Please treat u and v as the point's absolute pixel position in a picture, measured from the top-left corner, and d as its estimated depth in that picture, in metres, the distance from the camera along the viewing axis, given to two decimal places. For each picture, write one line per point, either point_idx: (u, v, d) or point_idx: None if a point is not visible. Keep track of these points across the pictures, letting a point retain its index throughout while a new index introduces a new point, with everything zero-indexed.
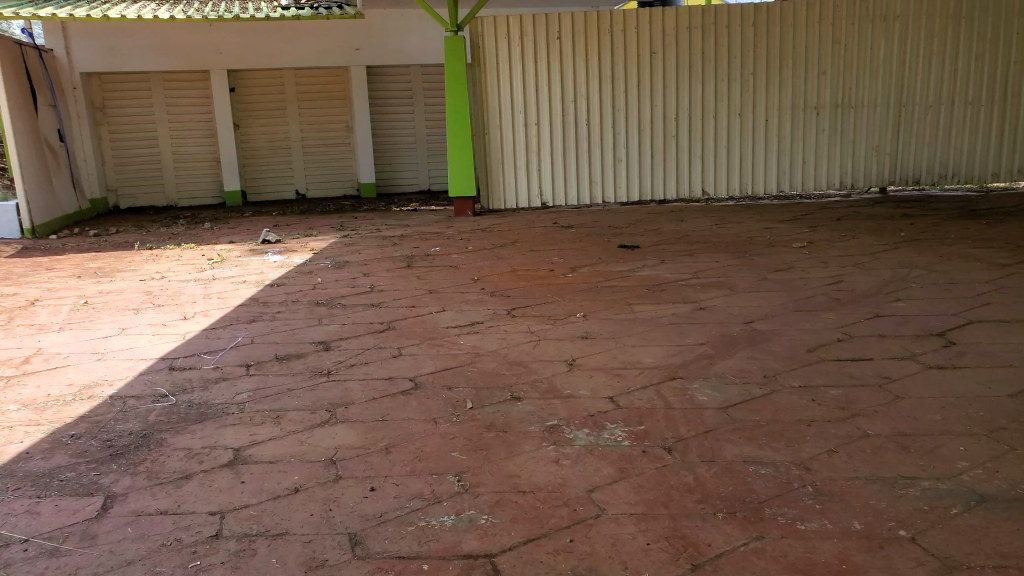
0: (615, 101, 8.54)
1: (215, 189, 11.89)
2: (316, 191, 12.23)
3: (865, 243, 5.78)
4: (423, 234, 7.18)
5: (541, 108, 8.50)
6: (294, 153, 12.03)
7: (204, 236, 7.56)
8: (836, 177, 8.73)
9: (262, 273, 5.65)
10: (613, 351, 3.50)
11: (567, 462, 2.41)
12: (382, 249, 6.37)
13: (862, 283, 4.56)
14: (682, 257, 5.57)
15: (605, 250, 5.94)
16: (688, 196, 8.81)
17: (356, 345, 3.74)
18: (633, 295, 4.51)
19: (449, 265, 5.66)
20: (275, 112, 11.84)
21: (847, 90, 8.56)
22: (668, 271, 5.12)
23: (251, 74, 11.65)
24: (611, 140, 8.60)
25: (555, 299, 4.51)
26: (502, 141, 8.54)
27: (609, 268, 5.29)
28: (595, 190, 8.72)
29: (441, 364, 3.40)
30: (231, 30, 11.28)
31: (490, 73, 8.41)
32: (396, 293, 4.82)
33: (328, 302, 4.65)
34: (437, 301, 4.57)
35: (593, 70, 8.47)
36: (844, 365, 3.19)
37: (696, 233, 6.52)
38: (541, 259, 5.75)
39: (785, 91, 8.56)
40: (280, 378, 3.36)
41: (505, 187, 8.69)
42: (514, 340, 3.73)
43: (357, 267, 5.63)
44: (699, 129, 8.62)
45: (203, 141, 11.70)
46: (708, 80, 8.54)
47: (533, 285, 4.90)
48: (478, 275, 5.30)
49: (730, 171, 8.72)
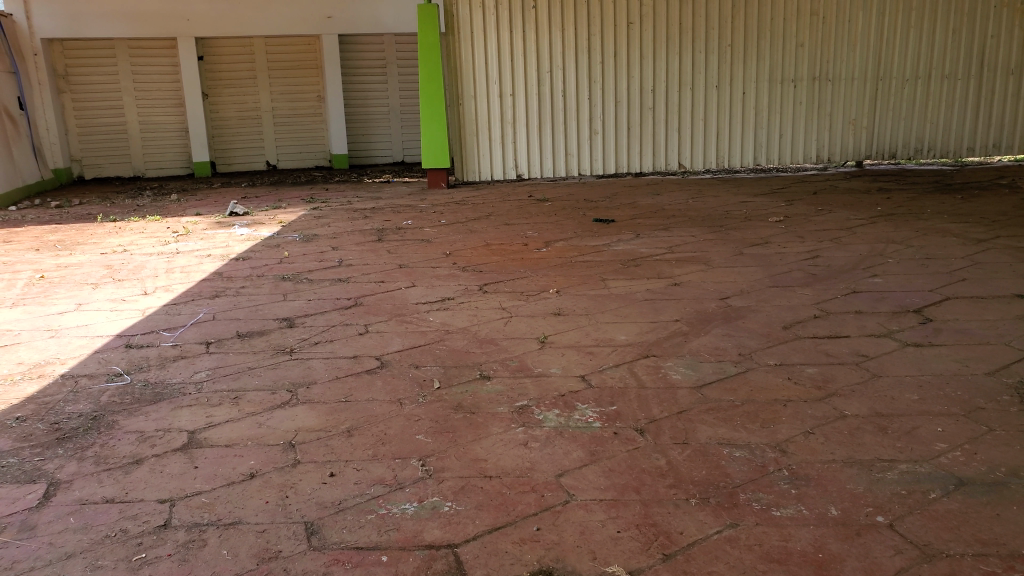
0: (591, 72, 8.38)
1: (184, 159, 11.59)
2: (288, 162, 11.97)
3: (842, 217, 5.74)
4: (396, 206, 7.02)
5: (517, 78, 8.32)
6: (265, 123, 11.74)
7: (169, 207, 7.33)
8: (813, 150, 8.67)
9: (228, 246, 5.48)
10: (587, 328, 3.41)
11: (536, 445, 2.32)
12: (353, 223, 6.21)
13: (838, 258, 4.51)
14: (658, 231, 5.48)
15: (580, 225, 5.83)
16: (664, 169, 8.71)
17: (322, 322, 3.62)
18: (608, 270, 4.42)
19: (421, 239, 5.52)
20: (245, 81, 11.53)
21: (825, 63, 8.48)
22: (643, 245, 5.03)
23: (220, 41, 11.31)
24: (588, 111, 8.46)
25: (529, 274, 4.40)
26: (477, 112, 8.37)
27: (584, 243, 5.18)
28: (571, 163, 8.59)
29: (409, 342, 3.29)
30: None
31: (465, 42, 8.20)
32: (365, 268, 4.69)
33: (294, 277, 4.50)
34: (407, 276, 4.45)
35: (569, 40, 8.30)
36: (821, 343, 3.13)
37: (673, 207, 6.44)
38: (515, 233, 5.63)
39: (763, 63, 8.45)
40: (241, 357, 3.22)
41: (480, 159, 8.53)
42: (485, 316, 3.63)
43: (326, 241, 5.49)
44: (676, 101, 8.49)
45: (170, 110, 11.38)
46: (685, 51, 8.40)
47: (506, 259, 4.78)
48: (451, 249, 5.18)
49: (707, 144, 8.62)
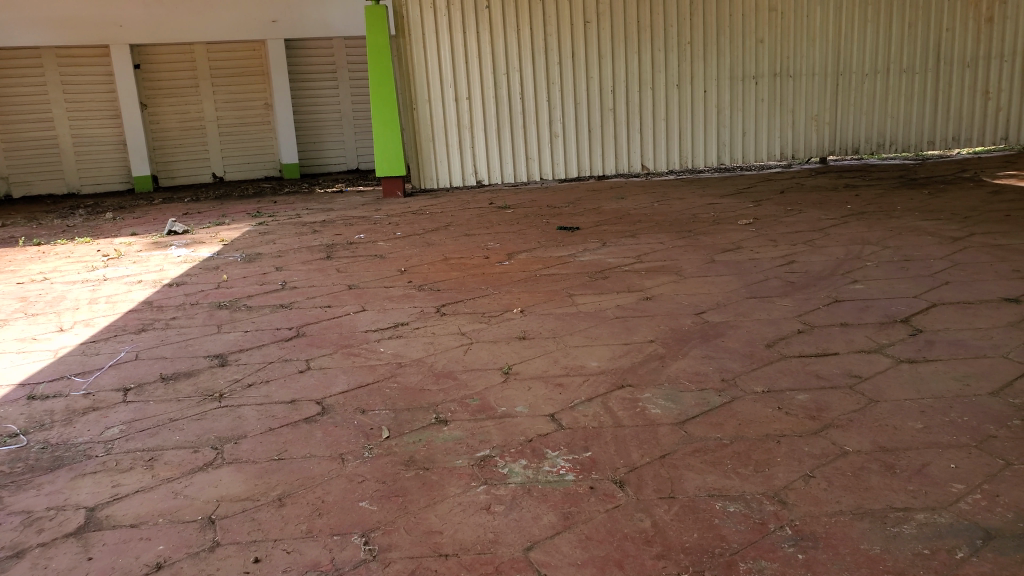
0: (548, 73, 8.08)
1: (123, 174, 11.02)
2: (235, 174, 11.47)
3: (813, 217, 5.52)
4: (348, 218, 6.64)
5: (472, 81, 8.00)
6: (209, 133, 11.22)
7: (103, 228, 6.84)
8: (777, 148, 8.49)
9: (162, 270, 5.04)
10: (554, 354, 3.09)
11: (501, 509, 1.99)
12: (301, 239, 5.81)
13: (816, 263, 4.26)
14: (624, 238, 5.19)
15: (543, 234, 5.52)
16: (628, 172, 8.45)
17: (258, 359, 3.25)
18: (574, 285, 4.11)
19: (373, 254, 5.15)
20: (186, 88, 11.01)
21: (786, 58, 8.29)
22: (610, 255, 4.74)
23: (158, 47, 10.78)
24: (546, 114, 8.16)
25: (489, 291, 4.07)
26: (433, 117, 8.03)
27: (547, 253, 4.87)
28: (531, 167, 8.28)
29: (355, 380, 2.94)
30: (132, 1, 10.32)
31: (416, 44, 7.84)
32: (310, 290, 4.31)
33: (232, 304, 4.11)
34: (357, 298, 4.09)
35: (525, 41, 7.99)
36: (810, 364, 2.86)
37: (638, 211, 6.16)
38: (474, 244, 5.30)
39: (724, 60, 8.24)
40: (162, 406, 2.84)
41: (437, 165, 8.18)
42: (441, 344, 3.28)
43: (270, 261, 5.09)
44: (637, 100, 8.24)
45: (105, 121, 10.80)
46: (644, 50, 8.15)
47: (465, 275, 4.44)
48: (405, 265, 4.82)
49: (671, 143, 8.39)
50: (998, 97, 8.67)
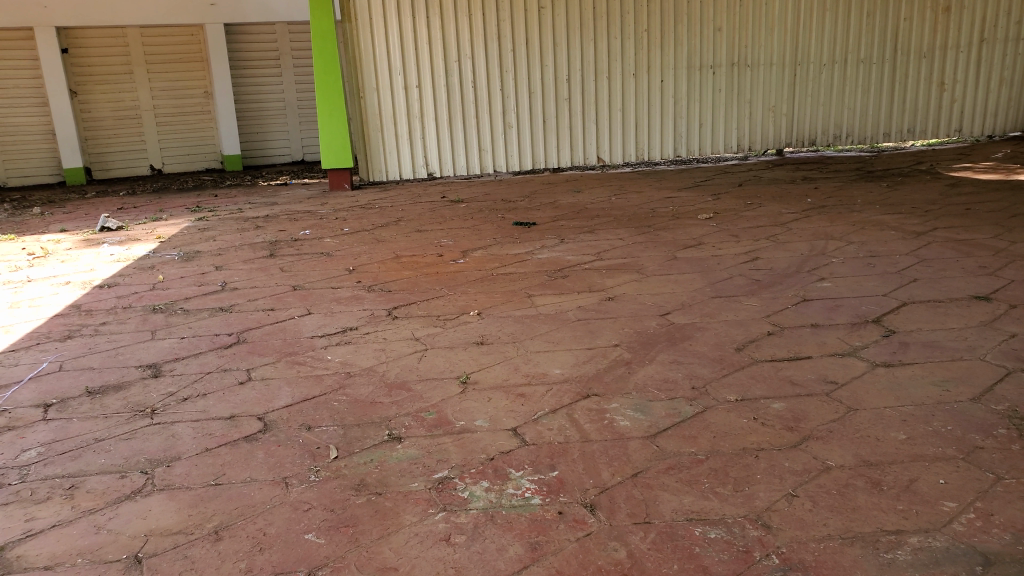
0: (504, 61, 7.88)
1: (53, 165, 10.45)
2: (174, 166, 11.00)
3: (773, 212, 5.46)
4: (294, 213, 6.36)
5: (423, 69, 7.74)
6: (145, 122, 10.71)
7: (29, 223, 6.41)
8: (734, 139, 8.46)
9: (91, 269, 4.70)
10: (515, 361, 2.91)
11: (462, 541, 1.81)
12: (244, 235, 5.51)
13: (779, 260, 4.18)
14: (583, 234, 5.05)
15: (499, 230, 5.34)
16: (585, 163, 8.32)
17: (194, 369, 3.00)
18: (533, 284, 3.94)
19: (321, 252, 4.90)
20: (119, 75, 10.48)
21: (742, 48, 8.25)
22: (570, 252, 4.58)
23: (87, 30, 10.22)
24: (501, 103, 7.97)
25: (444, 292, 3.88)
26: (381, 107, 7.76)
27: (504, 251, 4.69)
28: (486, 158, 8.09)
29: (300, 393, 2.71)
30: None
31: (364, 30, 7.55)
32: (253, 291, 4.05)
33: (167, 308, 3.82)
34: (303, 300, 3.84)
35: (477, 27, 7.76)
36: (782, 369, 2.74)
37: (596, 206, 6.02)
38: (427, 241, 5.09)
39: (682, 49, 8.16)
40: (87, 424, 2.54)
41: (387, 157, 7.93)
42: (393, 351, 3.08)
43: (210, 259, 4.80)
44: (593, 90, 8.10)
45: (32, 109, 10.20)
46: (601, 38, 8.01)
47: (418, 275, 4.24)
48: (355, 263, 4.59)
49: (628, 134, 8.28)
50: (952, 89, 8.81)
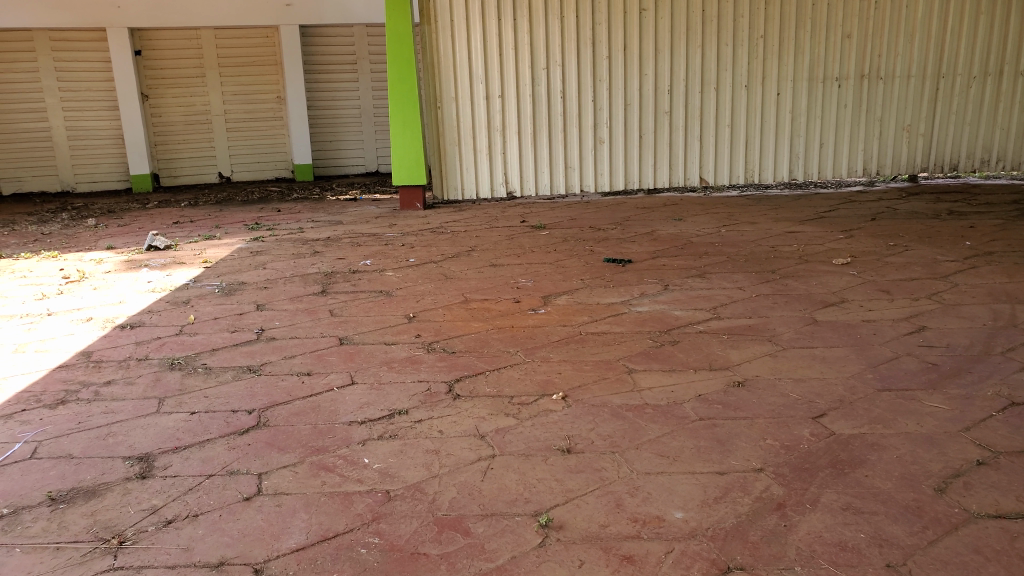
0: (598, 69, 7.08)
1: (123, 171, 10.24)
2: (243, 174, 10.63)
3: (924, 258, 4.45)
4: (357, 236, 5.71)
5: (507, 78, 7.02)
6: (216, 128, 10.39)
7: (79, 236, 5.97)
8: (859, 162, 7.38)
9: (121, 300, 4.11)
10: (617, 490, 2.09)
11: None
12: (296, 263, 4.87)
13: (956, 332, 3.22)
14: (689, 279, 4.18)
15: (587, 268, 4.53)
16: (684, 184, 7.40)
17: (196, 468, 2.30)
18: (633, 353, 3.11)
19: (378, 290, 4.20)
20: (192, 79, 10.19)
21: (875, 58, 7.17)
22: (676, 305, 3.72)
23: (160, 31, 9.97)
24: (592, 116, 7.15)
25: (521, 357, 3.09)
26: (459, 117, 7.07)
27: (594, 299, 3.87)
28: (572, 177, 7.27)
29: (318, 526, 1.97)
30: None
31: (444, 34, 6.88)
32: (292, 344, 3.36)
33: (186, 363, 3.15)
34: (346, 361, 3.12)
35: (571, 31, 6.98)
36: (1019, 539, 1.83)
37: (701, 239, 5.13)
38: (503, 280, 4.33)
39: (803, 58, 7.15)
40: (26, 561, 1.86)
41: (463, 174, 7.23)
42: (451, 457, 2.30)
43: (254, 294, 4.16)
44: (698, 102, 7.19)
45: (103, 113, 10.01)
46: (710, 44, 7.10)
47: (488, 328, 3.47)
48: (416, 308, 3.86)
49: (736, 153, 7.31)
50: None
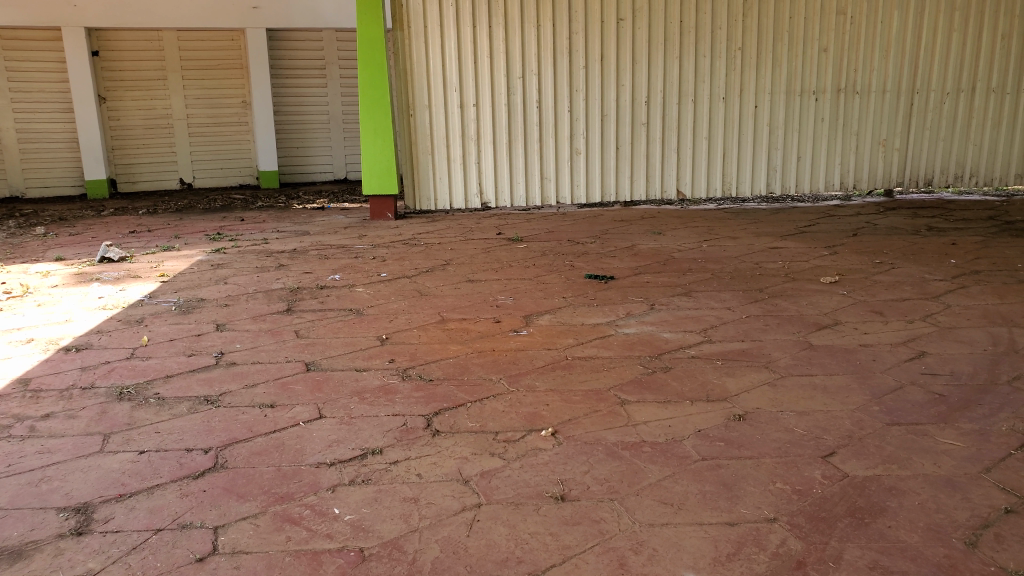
0: (573, 78, 6.90)
1: (77, 176, 9.81)
2: (206, 180, 10.26)
3: (914, 277, 4.32)
4: (324, 248, 5.44)
5: (482, 85, 6.81)
6: (178, 132, 10.01)
7: (27, 246, 5.60)
8: (836, 176, 7.30)
9: (67, 318, 3.80)
10: (620, 547, 1.87)
11: None
12: (260, 277, 4.58)
13: (959, 358, 3.07)
14: (676, 298, 4.00)
15: (568, 284, 4.32)
16: (661, 197, 7.24)
17: (142, 522, 2.03)
18: (624, 381, 2.90)
19: (348, 308, 3.94)
20: (152, 81, 9.81)
21: (852, 72, 7.10)
22: (665, 327, 3.53)
23: (120, 32, 9.58)
24: (567, 126, 6.96)
25: (504, 386, 2.86)
26: (433, 125, 6.83)
27: (578, 319, 3.66)
28: (547, 188, 7.08)
29: None
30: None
31: (417, 39, 6.65)
32: (254, 370, 3.09)
33: (137, 392, 2.87)
34: (313, 390, 2.86)
35: (546, 39, 6.80)
36: None
37: (685, 255, 4.96)
38: (481, 297, 4.10)
39: (780, 70, 7.06)
40: None
41: (436, 184, 6.99)
42: (433, 506, 2.06)
43: (214, 312, 3.88)
44: (675, 113, 7.05)
45: (57, 115, 9.57)
46: (687, 55, 6.96)
47: (467, 352, 3.23)
48: (389, 329, 3.61)
49: (713, 166, 7.19)
50: None
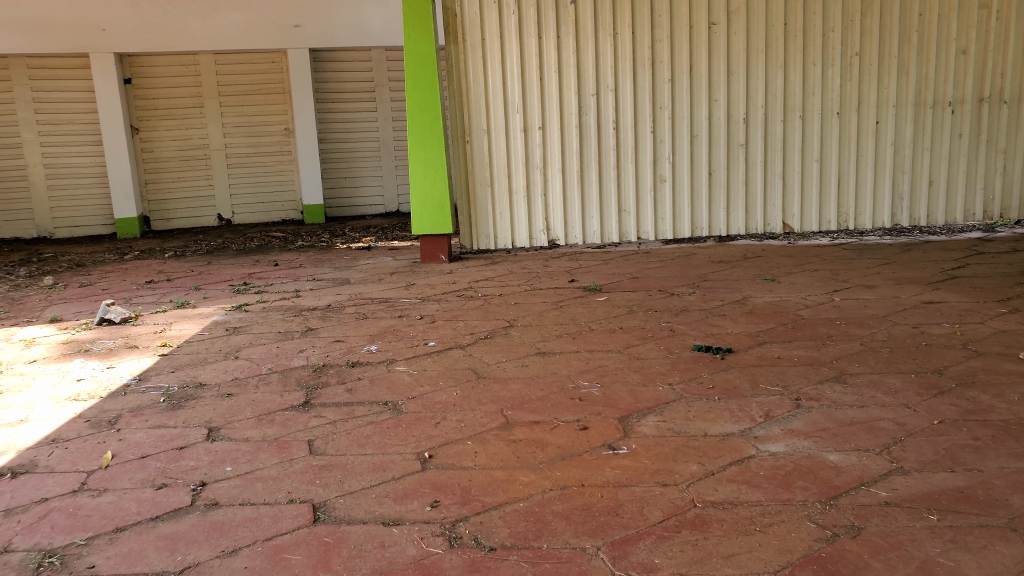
0: (657, 93, 5.90)
1: (106, 215, 9.28)
2: (245, 215, 9.60)
3: None
4: (363, 303, 4.53)
5: (549, 104, 5.86)
6: (215, 163, 9.39)
7: (26, 302, 4.85)
8: (979, 204, 6.13)
9: (23, 416, 2.95)
10: None
11: None
12: (279, 349, 3.69)
13: None
14: (826, 389, 2.91)
15: (672, 362, 3.27)
16: (763, 231, 6.14)
17: None
18: (794, 562, 1.84)
19: (381, 400, 2.97)
20: (188, 109, 9.23)
21: (997, 78, 5.97)
22: (827, 445, 2.45)
23: (153, 58, 9.05)
24: (650, 150, 5.96)
25: (605, 568, 1.84)
26: (493, 152, 5.89)
27: (697, 427, 2.61)
28: (626, 223, 6.05)
29: None
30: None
31: (473, 53, 5.74)
32: (240, 520, 2.14)
33: (63, 565, 1.95)
34: (316, 569, 1.89)
35: (626, 48, 5.83)
36: None
37: (815, 315, 3.86)
38: (557, 383, 3.08)
39: (908, 77, 5.93)
40: None
41: (496, 220, 6.02)
42: None
43: (210, 408, 2.97)
44: (779, 131, 5.97)
45: (85, 149, 9.07)
46: (793, 63, 5.90)
47: (544, 491, 2.22)
48: (435, 437, 2.63)
49: (826, 193, 6.06)
50: None
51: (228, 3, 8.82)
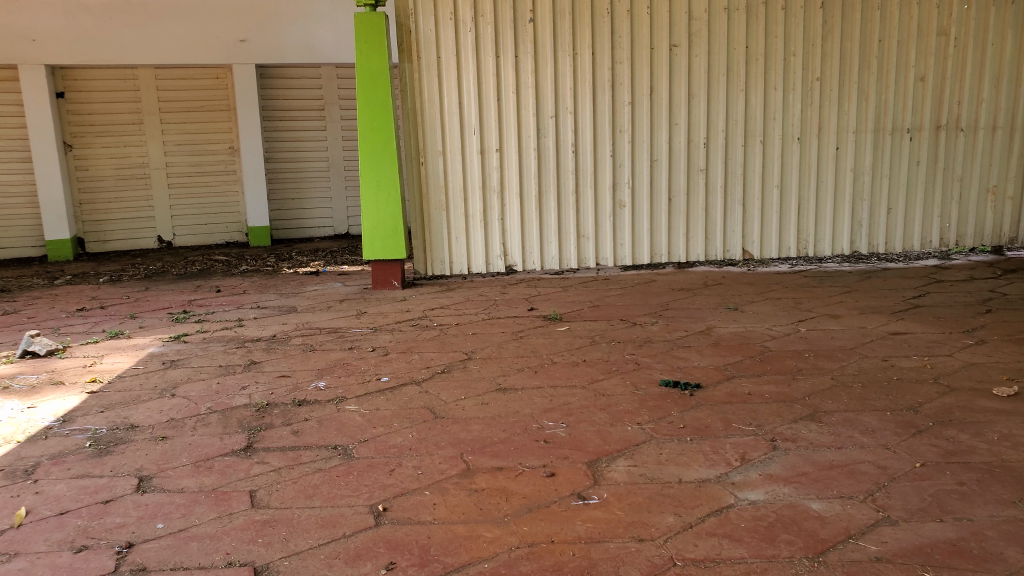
0: (618, 116, 5.82)
1: (36, 236, 8.80)
2: (187, 237, 9.24)
3: None
4: (311, 333, 4.28)
5: (507, 126, 5.73)
6: (155, 182, 9.02)
7: None
8: (935, 232, 6.20)
9: None
10: None
11: None
12: (220, 385, 3.42)
13: None
14: (801, 429, 2.78)
15: (640, 399, 3.12)
16: (723, 257, 6.10)
17: None
18: None
19: (330, 444, 2.75)
20: (126, 125, 8.86)
21: (952, 106, 6.07)
22: (808, 491, 2.32)
23: (89, 71, 8.66)
24: (610, 174, 5.87)
25: None
26: (449, 174, 5.72)
27: (671, 473, 2.45)
28: (585, 248, 5.94)
29: None
30: (48, 7, 8.09)
31: (427, 73, 5.58)
32: None
33: None
34: None
35: (587, 70, 5.74)
36: None
37: (781, 347, 3.77)
38: (520, 423, 2.90)
39: (866, 104, 5.98)
40: None
41: (452, 244, 5.84)
42: None
43: (140, 454, 2.70)
44: (740, 156, 5.95)
45: (13, 165, 8.60)
46: (754, 88, 5.89)
47: (511, 550, 2.02)
48: (390, 487, 2.41)
49: (786, 219, 6.05)
50: None
51: (168, 15, 8.42)
